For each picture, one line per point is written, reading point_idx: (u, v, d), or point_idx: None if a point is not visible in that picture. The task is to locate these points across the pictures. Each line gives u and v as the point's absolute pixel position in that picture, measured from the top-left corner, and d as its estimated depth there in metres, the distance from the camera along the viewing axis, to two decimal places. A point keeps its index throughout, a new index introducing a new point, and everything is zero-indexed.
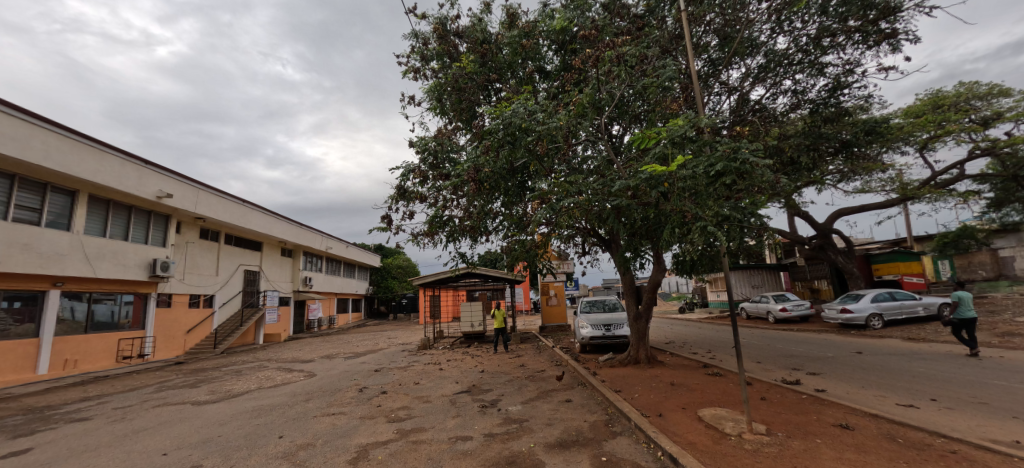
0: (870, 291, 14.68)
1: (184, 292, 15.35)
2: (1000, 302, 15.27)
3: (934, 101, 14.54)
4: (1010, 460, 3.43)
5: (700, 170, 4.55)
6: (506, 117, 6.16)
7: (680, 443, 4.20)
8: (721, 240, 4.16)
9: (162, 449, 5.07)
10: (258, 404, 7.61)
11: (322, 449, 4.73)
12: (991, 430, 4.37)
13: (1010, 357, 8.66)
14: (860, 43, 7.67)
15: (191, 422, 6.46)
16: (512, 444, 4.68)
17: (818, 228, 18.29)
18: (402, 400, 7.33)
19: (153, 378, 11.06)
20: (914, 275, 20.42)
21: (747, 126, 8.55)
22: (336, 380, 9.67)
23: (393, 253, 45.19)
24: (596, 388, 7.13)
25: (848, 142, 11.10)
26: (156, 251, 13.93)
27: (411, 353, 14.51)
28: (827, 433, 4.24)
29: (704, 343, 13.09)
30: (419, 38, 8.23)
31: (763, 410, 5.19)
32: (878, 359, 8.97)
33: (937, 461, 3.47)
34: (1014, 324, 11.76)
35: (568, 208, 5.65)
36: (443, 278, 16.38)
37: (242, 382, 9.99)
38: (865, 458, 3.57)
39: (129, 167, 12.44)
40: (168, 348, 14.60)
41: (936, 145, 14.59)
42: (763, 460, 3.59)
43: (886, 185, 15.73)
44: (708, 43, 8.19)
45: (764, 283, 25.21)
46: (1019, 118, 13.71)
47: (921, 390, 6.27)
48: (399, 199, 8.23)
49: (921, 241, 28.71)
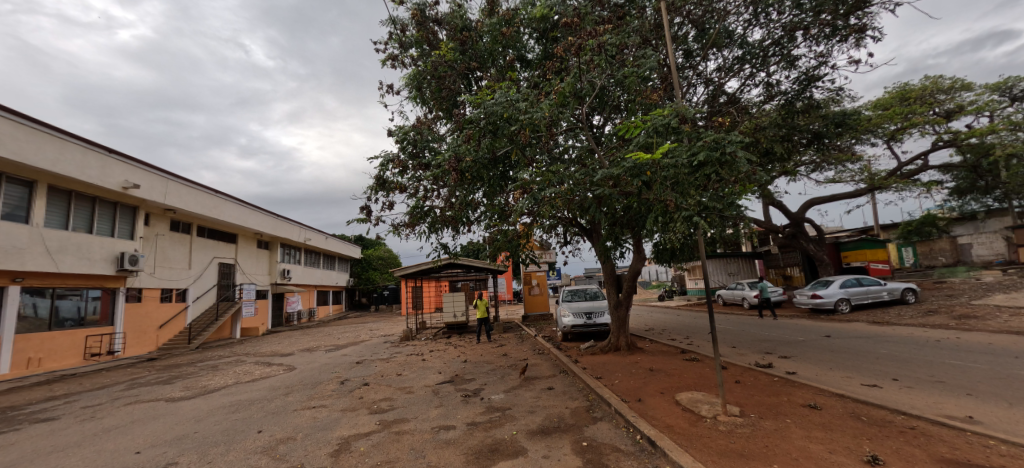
0: (839, 277, 15.28)
1: (155, 286, 14.82)
2: (958, 286, 16.12)
3: (901, 95, 15.01)
4: (965, 434, 3.66)
5: (682, 159, 4.58)
6: (488, 106, 6.05)
7: (658, 426, 4.32)
8: (702, 229, 4.25)
9: (135, 447, 4.94)
10: (236, 398, 7.47)
11: (303, 443, 4.69)
12: (946, 407, 4.64)
13: (965, 338, 9.18)
14: (830, 37, 7.83)
15: (166, 419, 6.29)
16: (495, 432, 4.72)
17: (791, 217, 18.85)
18: (385, 391, 7.30)
19: (125, 375, 10.69)
20: (879, 262, 21.36)
21: (724, 116, 8.63)
22: (317, 373, 9.54)
23: (375, 244, 44.56)
24: (578, 375, 7.26)
25: (820, 133, 11.50)
26: (123, 245, 13.36)
27: (393, 344, 14.44)
28: (797, 413, 4.43)
29: (682, 329, 13.42)
30: (397, 24, 8.01)
31: (737, 393, 5.38)
32: (845, 342, 9.39)
33: (896, 436, 3.67)
34: (970, 307, 12.48)
35: (550, 198, 5.59)
36: (426, 270, 16.31)
37: (219, 377, 9.75)
38: (830, 436, 3.75)
39: (92, 155, 11.80)
40: (139, 345, 14.11)
41: (902, 137, 15.16)
42: (737, 440, 3.74)
43: (856, 176, 16.31)
44: (686, 34, 8.22)
45: (740, 271, 25.82)
46: (979, 112, 14.38)
47: (884, 371, 6.61)
48: (378, 190, 8.08)
49: (888, 230, 30.14)
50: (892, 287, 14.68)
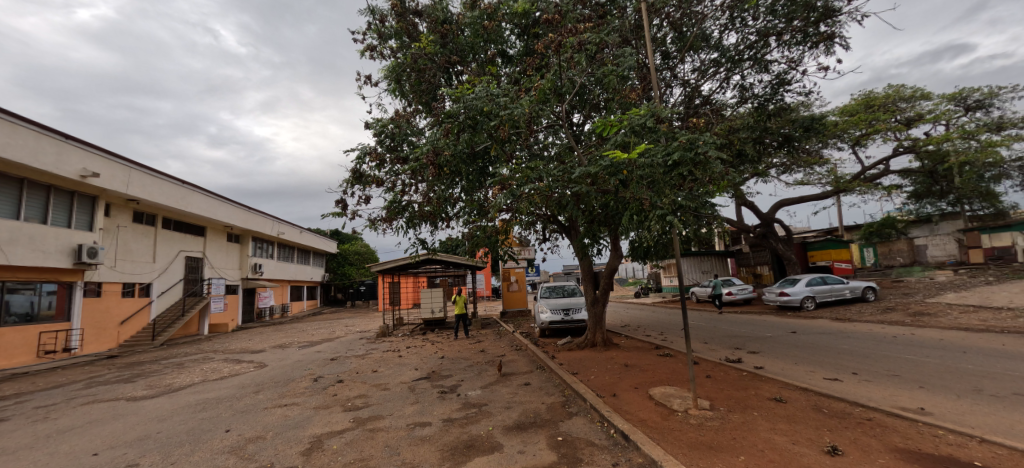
0: (805, 275, 15.91)
1: (116, 281, 14.12)
2: (913, 285, 17.05)
3: (867, 102, 15.69)
4: (917, 425, 3.88)
5: (658, 159, 4.66)
6: (467, 100, 5.99)
7: (631, 420, 4.41)
8: (677, 228, 4.35)
9: (93, 448, 4.70)
10: (203, 397, 7.20)
11: (273, 442, 4.57)
12: (900, 399, 4.92)
13: (919, 334, 9.72)
14: (802, 43, 8.10)
15: (126, 419, 6.02)
16: (471, 428, 4.72)
17: (762, 217, 19.47)
18: (359, 388, 7.19)
19: (83, 374, 10.17)
20: (843, 261, 22.34)
21: (699, 117, 8.84)
22: (289, 370, 9.32)
23: (352, 239, 43.71)
24: (554, 371, 7.32)
25: (790, 136, 11.90)
26: (81, 236, 12.67)
27: (369, 340, 14.21)
28: (763, 406, 4.61)
29: (657, 326, 13.74)
30: (376, 14, 7.84)
31: (707, 387, 5.54)
32: (809, 338, 9.81)
33: (854, 427, 3.86)
34: (923, 305, 13.23)
35: (529, 194, 5.61)
36: (403, 265, 16.08)
37: (185, 375, 9.39)
38: (793, 428, 3.91)
39: (46, 141, 11.11)
40: (99, 342, 13.44)
41: (867, 142, 15.86)
42: (706, 433, 3.85)
43: (823, 179, 16.97)
44: (664, 36, 8.36)
45: (713, 269, 26.55)
46: (937, 120, 15.18)
47: (845, 365, 6.91)
48: (355, 183, 7.92)
49: (851, 231, 31.64)
50: (854, 285, 15.38)
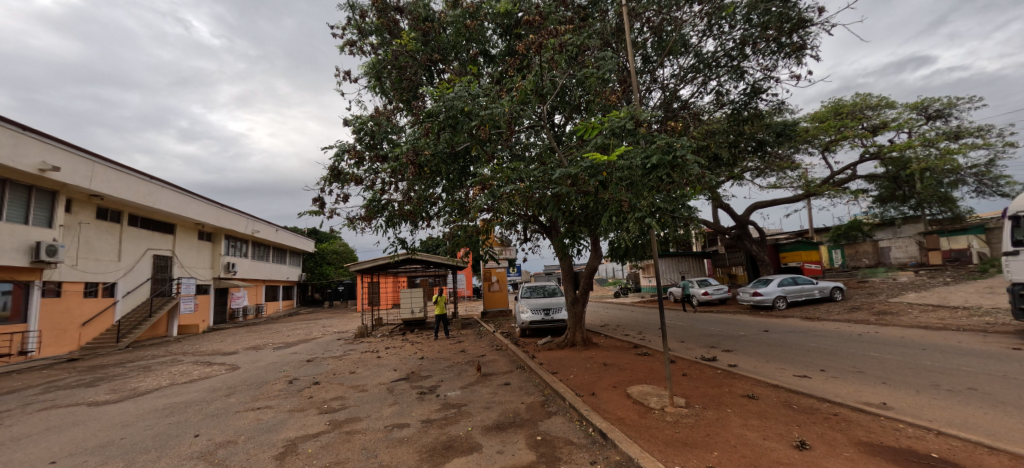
0: (777, 276, 16.45)
1: (78, 280, 13.46)
2: (877, 285, 17.85)
3: (836, 109, 16.33)
4: (879, 419, 4.06)
5: (636, 161, 4.77)
6: (448, 100, 5.95)
7: (609, 419, 4.47)
8: (654, 229, 4.44)
9: (50, 456, 4.47)
10: (170, 401, 6.94)
11: (245, 446, 4.44)
12: (864, 394, 5.14)
13: (882, 333, 10.17)
14: (776, 52, 8.35)
15: (87, 425, 5.74)
16: (451, 429, 4.69)
17: (737, 219, 20.02)
18: (336, 390, 7.06)
19: (40, 378, 9.65)
20: (813, 262, 23.18)
21: (677, 121, 9.03)
22: (263, 372, 9.06)
23: (330, 238, 42.85)
24: (534, 371, 7.35)
25: (763, 141, 12.28)
26: (39, 233, 12.02)
27: (347, 341, 13.96)
28: (736, 403, 4.74)
29: (635, 325, 13.97)
30: (356, 9, 7.70)
31: (683, 385, 5.66)
32: (781, 336, 10.16)
33: (821, 422, 4.02)
34: (886, 305, 13.85)
35: (509, 194, 5.62)
36: (382, 264, 15.85)
37: (151, 378, 9.01)
38: (764, 423, 4.04)
39: (2, 132, 10.50)
40: (59, 345, 12.76)
41: (835, 148, 16.50)
42: (681, 430, 3.93)
43: (794, 182, 17.58)
44: (645, 40, 8.50)
45: (690, 269, 27.16)
46: (900, 128, 15.92)
47: (814, 363, 7.18)
48: (333, 181, 7.77)
49: (820, 233, 32.83)
50: (823, 285, 15.98)
